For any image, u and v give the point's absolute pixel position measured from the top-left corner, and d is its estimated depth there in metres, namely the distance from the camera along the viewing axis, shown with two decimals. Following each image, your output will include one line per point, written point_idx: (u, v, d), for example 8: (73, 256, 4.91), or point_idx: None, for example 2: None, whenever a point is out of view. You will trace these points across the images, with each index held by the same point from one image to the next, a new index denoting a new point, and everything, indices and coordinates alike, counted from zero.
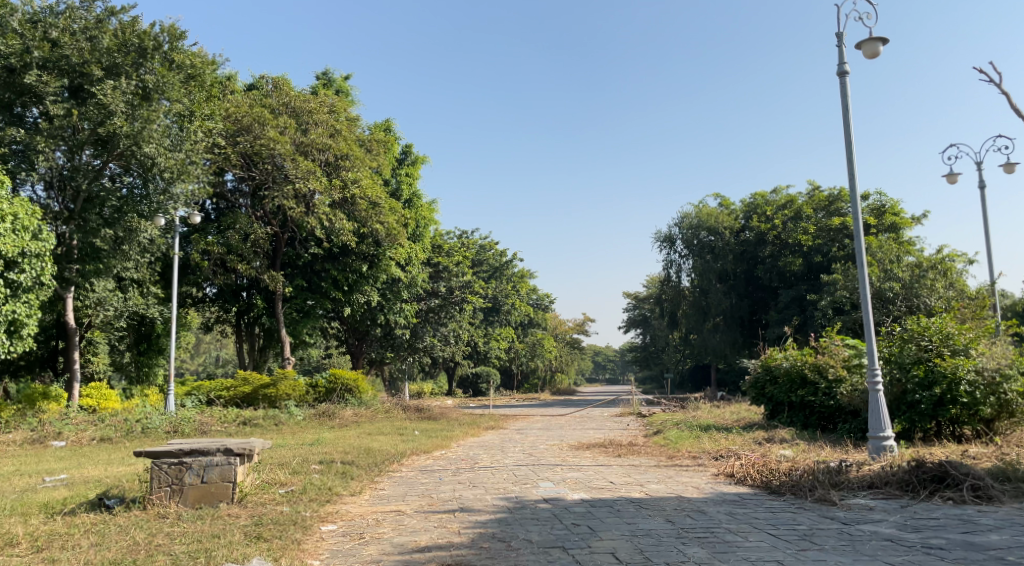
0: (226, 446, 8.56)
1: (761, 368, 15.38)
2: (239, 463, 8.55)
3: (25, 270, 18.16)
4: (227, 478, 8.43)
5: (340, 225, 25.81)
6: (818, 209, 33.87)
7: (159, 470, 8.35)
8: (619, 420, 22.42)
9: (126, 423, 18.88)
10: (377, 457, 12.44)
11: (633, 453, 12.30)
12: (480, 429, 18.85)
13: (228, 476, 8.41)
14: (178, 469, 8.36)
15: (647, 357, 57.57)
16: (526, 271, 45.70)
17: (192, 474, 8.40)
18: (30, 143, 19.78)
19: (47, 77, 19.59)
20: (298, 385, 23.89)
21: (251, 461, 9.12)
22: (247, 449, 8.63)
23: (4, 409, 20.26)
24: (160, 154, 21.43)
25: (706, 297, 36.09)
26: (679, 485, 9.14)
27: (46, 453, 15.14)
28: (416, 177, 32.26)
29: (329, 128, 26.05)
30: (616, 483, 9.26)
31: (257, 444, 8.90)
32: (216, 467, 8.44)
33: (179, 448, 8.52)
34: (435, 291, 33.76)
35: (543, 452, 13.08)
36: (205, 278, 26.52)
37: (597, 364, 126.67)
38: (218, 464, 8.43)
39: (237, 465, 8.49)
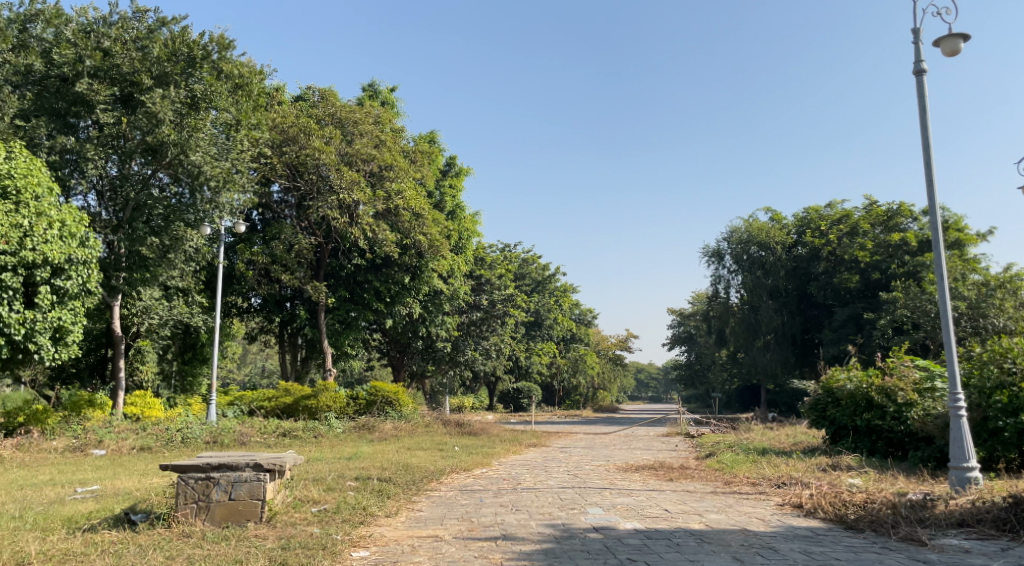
0: (256, 461, 8.08)
1: (822, 389, 14.58)
2: (268, 479, 8.11)
3: (71, 277, 18.03)
4: (255, 495, 8.02)
5: (383, 236, 25.57)
6: (876, 224, 32.76)
7: (186, 485, 7.95)
8: (667, 441, 21.64)
9: (167, 432, 18.66)
10: (415, 474, 11.94)
11: (686, 477, 11.59)
12: (522, 447, 18.27)
13: (257, 493, 7.99)
14: (205, 484, 7.95)
15: (692, 376, 56.43)
16: (569, 285, 45.07)
17: (219, 490, 7.98)
18: (80, 151, 19.85)
19: (98, 86, 19.66)
20: (339, 396, 23.51)
21: (283, 476, 8.68)
22: (277, 464, 8.15)
23: (50, 415, 20.18)
24: (207, 162, 21.35)
25: (756, 314, 35.10)
26: (743, 517, 8.45)
27: (84, 462, 14.95)
28: (460, 188, 31.97)
29: (374, 139, 25.89)
30: (673, 512, 8.60)
31: (290, 457, 8.43)
32: (244, 484, 8.00)
33: (206, 461, 8.11)
34: (477, 304, 33.37)
35: (589, 474, 12.44)
36: (249, 288, 26.42)
37: (640, 382, 125.17)
38: (247, 480, 7.99)
39: (267, 482, 8.06)
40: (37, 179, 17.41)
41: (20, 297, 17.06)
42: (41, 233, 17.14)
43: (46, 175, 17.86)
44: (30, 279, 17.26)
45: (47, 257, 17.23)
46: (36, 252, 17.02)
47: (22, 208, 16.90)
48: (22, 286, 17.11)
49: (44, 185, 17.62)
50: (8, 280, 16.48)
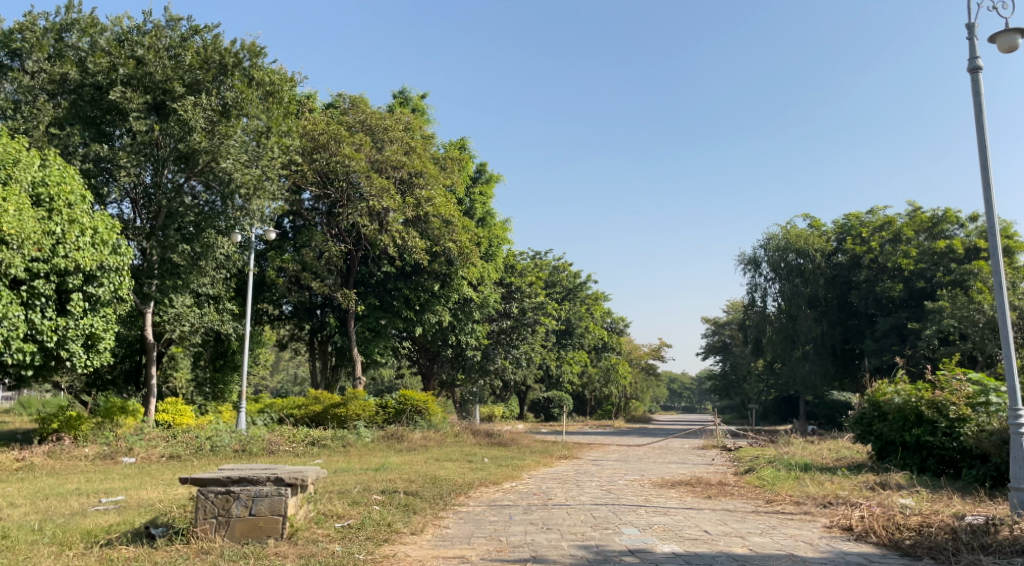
0: (277, 475, 7.85)
1: (869, 402, 14.29)
2: (291, 494, 7.87)
3: (104, 284, 17.99)
4: (277, 511, 7.77)
5: (413, 243, 25.40)
6: (919, 231, 32.09)
7: (205, 499, 7.75)
8: (702, 454, 21.15)
9: (197, 440, 18.54)
10: (444, 487, 11.63)
11: (725, 496, 11.16)
12: (553, 459, 17.87)
13: (278, 509, 7.74)
14: (225, 499, 7.73)
15: (726, 387, 55.59)
16: (600, 294, 44.57)
17: (240, 505, 7.75)
18: (113, 159, 19.90)
19: (132, 94, 19.70)
20: (368, 405, 23.27)
21: (306, 490, 8.44)
22: (299, 479, 7.91)
23: (83, 421, 20.16)
24: (237, 170, 21.22)
25: (795, 323, 34.37)
26: (789, 541, 8.02)
27: (113, 470, 14.87)
28: (490, 195, 31.72)
29: (405, 145, 25.75)
30: (714, 534, 8.20)
31: (312, 471, 8.18)
32: (265, 498, 7.77)
33: (226, 475, 7.90)
34: (507, 312, 33.06)
35: (623, 489, 12.04)
36: (280, 295, 26.39)
37: (673, 392, 123.83)
38: (268, 495, 7.76)
39: (289, 497, 7.81)
40: (70, 187, 17.34)
41: (53, 303, 17.08)
42: (73, 240, 17.07)
43: (79, 182, 17.80)
44: (63, 285, 17.22)
45: (79, 264, 17.15)
46: (69, 259, 16.96)
47: (56, 215, 16.81)
48: (55, 293, 17.10)
49: (77, 193, 17.54)
50: (40, 288, 16.43)
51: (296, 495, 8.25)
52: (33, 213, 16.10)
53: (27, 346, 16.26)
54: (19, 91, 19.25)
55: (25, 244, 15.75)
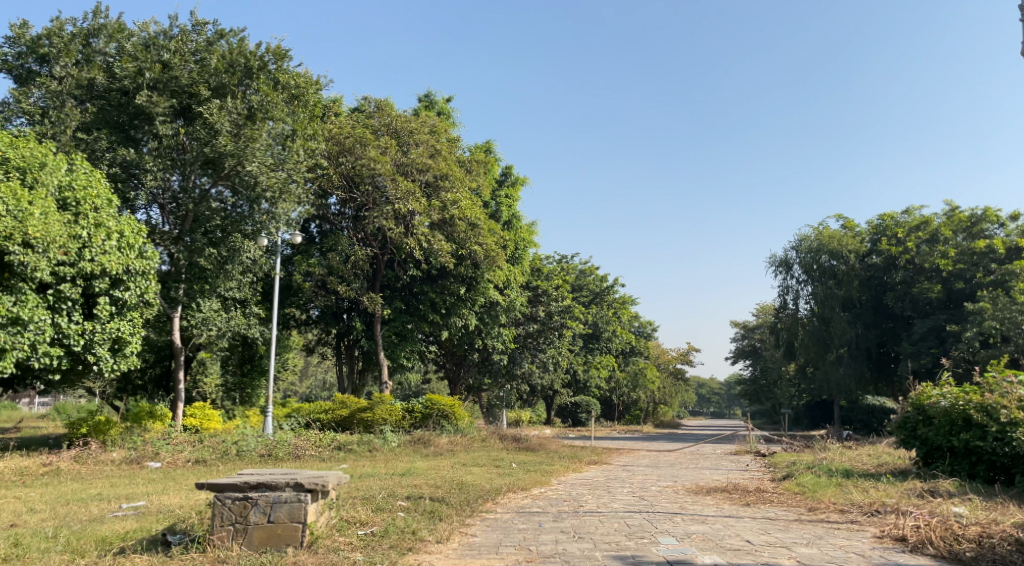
0: (296, 480, 7.58)
1: (913, 406, 13.84)
2: (311, 500, 7.60)
3: (130, 288, 17.71)
4: (296, 518, 7.50)
5: (438, 246, 25.17)
6: (958, 231, 31.47)
7: (222, 506, 7.50)
8: (736, 460, 20.63)
9: (223, 444, 18.41)
10: (470, 493, 11.31)
11: (765, 504, 10.71)
12: (583, 464, 17.49)
13: (298, 515, 7.47)
14: (243, 505, 7.47)
15: (756, 392, 54.74)
16: (628, 297, 44.03)
17: (258, 512, 7.48)
18: (139, 162, 19.80)
19: (158, 98, 19.50)
20: (395, 409, 23.05)
21: (327, 496, 8.16)
22: (319, 484, 7.64)
23: (112, 426, 20.11)
24: (263, 173, 21.01)
25: (829, 326, 33.62)
26: (839, 553, 7.60)
27: (138, 475, 14.71)
28: (516, 198, 31.42)
29: (430, 148, 25.56)
30: (758, 545, 7.80)
31: (333, 476, 7.89)
32: (285, 505, 7.50)
33: (243, 480, 7.66)
34: (534, 316, 32.73)
35: (656, 496, 11.64)
36: (306, 300, 26.26)
37: (702, 398, 122.47)
38: (287, 502, 7.49)
39: (309, 503, 7.54)
40: (96, 191, 17.20)
41: (79, 308, 16.87)
42: (99, 244, 16.82)
43: (105, 186, 17.68)
44: (90, 289, 17.00)
45: (105, 268, 16.87)
46: (94, 263, 16.69)
47: (82, 219, 16.67)
48: (81, 297, 16.91)
49: (103, 197, 17.38)
50: (66, 292, 16.26)
51: (317, 501, 7.99)
52: (59, 217, 15.94)
53: (53, 350, 16.10)
54: (47, 96, 19.24)
55: (50, 248, 15.53)
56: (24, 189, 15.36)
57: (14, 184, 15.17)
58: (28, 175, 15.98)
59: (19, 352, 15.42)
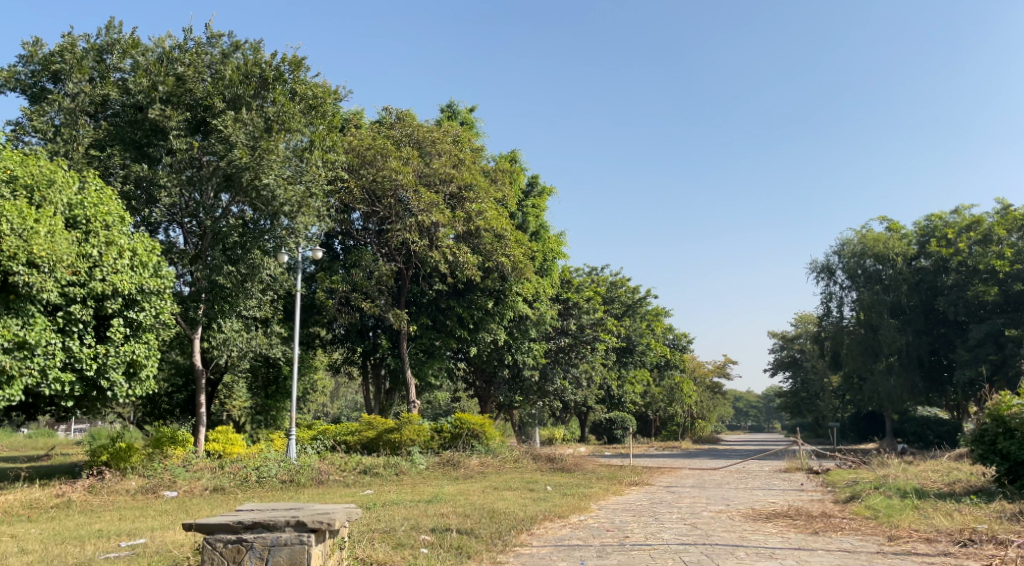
0: (297, 520, 6.91)
1: (991, 417, 13.36)
2: (315, 544, 6.90)
3: (145, 309, 16.43)
4: (297, 564, 6.79)
5: (465, 259, 24.26)
6: (1012, 230, 30.18)
7: (213, 550, 6.85)
8: (787, 478, 19.37)
9: (243, 470, 17.46)
10: (502, 523, 10.23)
11: (836, 534, 9.60)
12: (622, 485, 16.34)
13: (298, 560, 6.77)
14: (236, 549, 6.83)
15: (796, 404, 53.18)
16: (661, 309, 42.56)
17: (254, 556, 6.81)
18: (153, 179, 18.29)
19: (171, 111, 18.16)
20: (423, 429, 22.03)
21: (336, 535, 7.42)
22: (324, 522, 6.94)
23: (133, 453, 19.24)
24: (280, 187, 19.47)
25: (876, 334, 32.23)
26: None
27: (150, 506, 13.75)
28: (544, 208, 30.47)
29: (453, 158, 24.65)
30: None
31: (341, 514, 7.18)
32: (284, 548, 6.82)
33: (238, 521, 7.02)
34: (565, 329, 31.77)
35: (709, 524, 10.52)
36: (330, 317, 25.37)
37: (738, 410, 120.26)
38: (286, 544, 6.81)
39: (312, 546, 6.84)
40: (108, 208, 16.02)
41: (91, 330, 15.73)
42: (110, 263, 15.60)
43: (118, 203, 16.48)
44: (102, 311, 15.78)
45: (116, 288, 15.64)
46: (106, 283, 15.50)
47: (92, 237, 15.51)
48: (92, 320, 15.67)
49: (115, 214, 16.18)
50: (77, 314, 15.11)
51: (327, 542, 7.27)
52: (67, 235, 14.92)
53: (64, 376, 15.06)
54: (60, 114, 17.76)
55: (57, 267, 14.56)
56: (30, 207, 14.44)
57: (20, 202, 14.24)
58: (36, 193, 14.95)
59: (29, 379, 14.48)
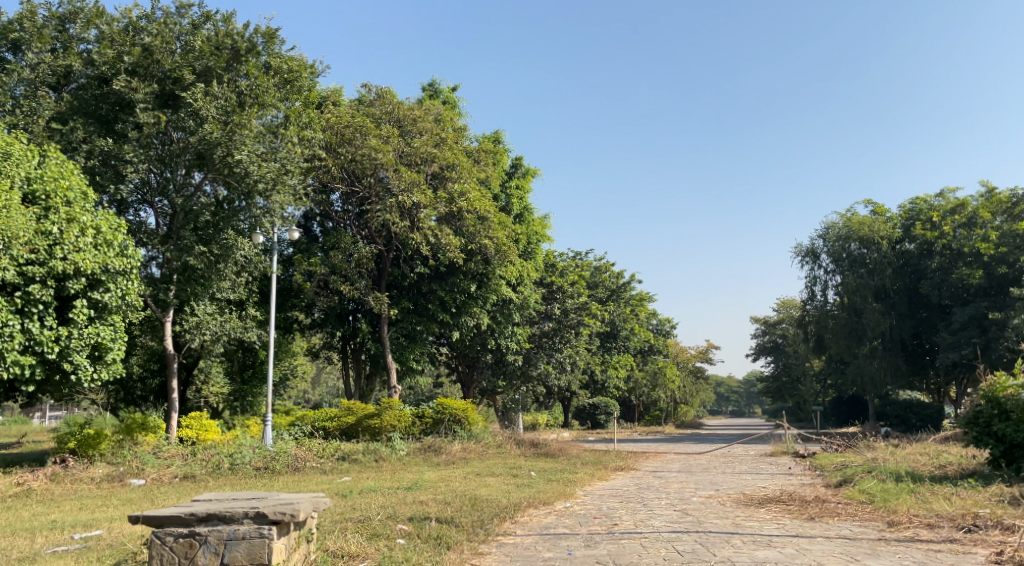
0: (257, 512, 6.53)
1: (986, 399, 13.04)
2: (276, 536, 6.51)
3: (110, 289, 15.70)
4: (257, 558, 6.41)
5: (447, 240, 23.68)
6: (997, 212, 30.00)
7: (164, 547, 6.47)
8: (775, 463, 19.06)
9: (216, 457, 16.81)
10: (484, 511, 9.72)
11: (834, 520, 9.17)
12: (608, 471, 15.89)
13: (258, 555, 6.38)
14: (189, 544, 6.44)
15: (779, 389, 53.21)
16: (645, 293, 42.16)
17: (209, 552, 6.43)
18: (118, 153, 17.32)
19: (137, 83, 17.28)
20: (404, 415, 21.49)
21: (301, 527, 7.01)
22: (286, 514, 6.55)
23: (102, 440, 18.55)
24: (253, 163, 18.69)
25: (860, 317, 32.06)
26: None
27: (115, 495, 13.11)
28: (528, 190, 29.89)
29: (435, 136, 24.01)
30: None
31: (305, 504, 6.78)
32: (242, 543, 6.44)
33: (191, 514, 6.62)
34: (549, 314, 31.28)
35: (700, 510, 10.06)
36: (308, 301, 24.67)
37: (720, 396, 120.68)
38: (245, 538, 6.43)
39: (273, 540, 6.45)
40: (69, 183, 15.24)
41: (52, 312, 14.92)
42: (72, 240, 14.82)
43: (80, 178, 15.66)
44: (64, 291, 15.01)
45: (78, 267, 14.89)
46: (67, 262, 14.74)
47: (52, 213, 14.70)
48: (54, 300, 14.90)
49: (76, 189, 15.37)
50: (36, 294, 14.29)
51: (292, 534, 6.88)
52: (24, 211, 14.14)
53: (24, 359, 14.29)
54: (22, 85, 17.06)
55: (13, 245, 13.79)
56: None
57: None
58: None
59: None
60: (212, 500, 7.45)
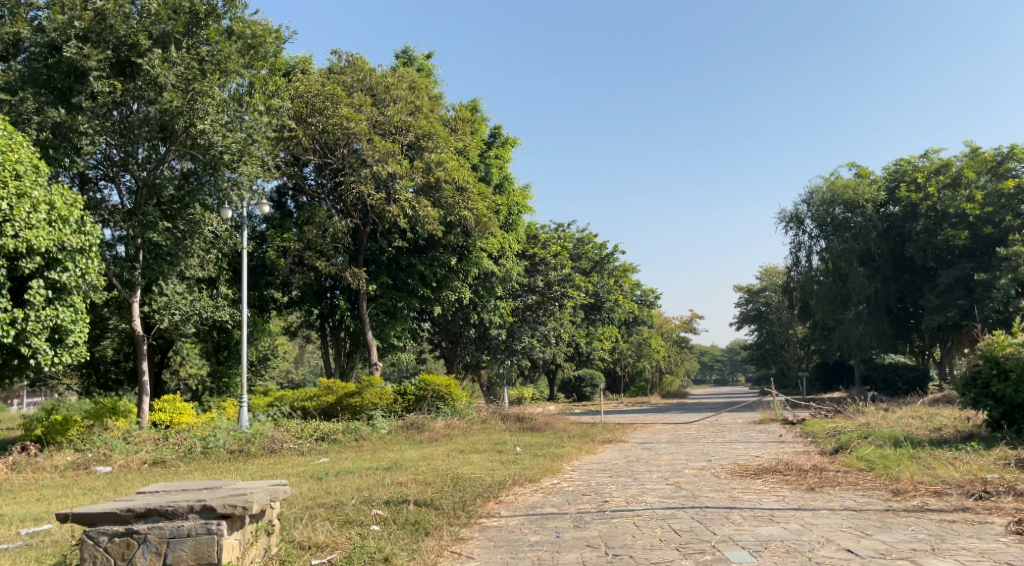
0: (203, 505, 6.07)
1: (984, 359, 12.62)
2: (226, 533, 6.04)
3: (68, 269, 14.94)
4: (204, 558, 5.97)
5: (425, 213, 22.95)
6: (982, 172, 29.63)
7: (97, 548, 6.03)
8: (765, 430, 18.68)
9: (188, 441, 16.11)
10: (465, 492, 9.14)
11: (836, 491, 8.68)
12: (595, 444, 15.38)
13: (205, 553, 5.93)
14: (125, 545, 6.01)
15: (763, 356, 53.07)
16: (629, 264, 41.62)
17: (149, 553, 6.00)
18: (71, 125, 16.44)
19: (89, 50, 16.33)
20: (386, 392, 20.87)
21: (256, 521, 6.55)
22: (235, 507, 6.10)
23: (70, 426, 17.82)
24: (218, 134, 17.87)
25: (845, 283, 31.75)
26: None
27: (77, 484, 12.44)
28: (507, 159, 29.13)
29: (409, 104, 23.15)
30: (874, 559, 5.60)
31: (258, 495, 6.32)
32: (187, 541, 5.99)
33: (128, 510, 6.12)
34: (532, 287, 30.64)
35: (694, 484, 9.52)
36: (283, 278, 23.83)
37: (704, 366, 121.17)
38: (190, 535, 5.99)
39: (222, 536, 6.00)
40: (18, 156, 14.24)
41: (6, 293, 14.07)
42: (22, 217, 13.95)
43: (30, 151, 14.68)
44: (17, 272, 14.20)
45: (31, 245, 14.05)
46: (18, 240, 13.89)
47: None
48: (7, 281, 14.10)
49: (27, 162, 14.40)
50: None
51: (247, 528, 6.42)
52: None
53: None
54: None
55: None
56: None
57: None
58: None
59: None
60: (159, 493, 6.96)
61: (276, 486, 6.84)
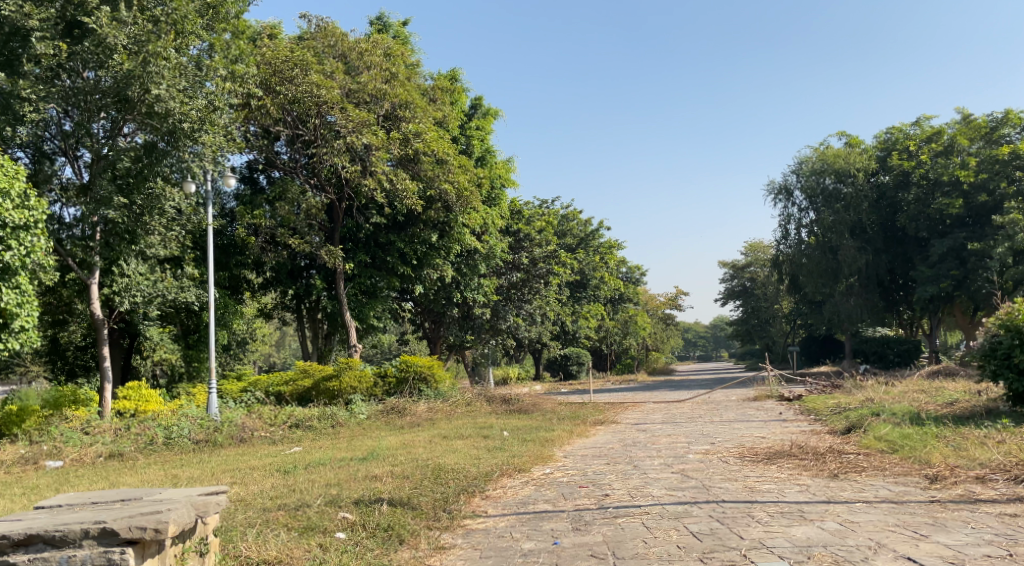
0: (106, 529, 5.17)
1: (1006, 329, 11.71)
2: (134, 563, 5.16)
3: (12, 248, 13.73)
4: None
5: (403, 186, 21.79)
6: (975, 138, 28.70)
7: None
8: (764, 408, 17.80)
9: (150, 431, 14.97)
10: (447, 486, 8.09)
11: (865, 478, 7.76)
12: (588, 426, 14.36)
13: None
14: None
15: (750, 332, 52.47)
16: (615, 239, 40.58)
17: None
18: (14, 91, 15.10)
19: (29, 8, 14.95)
20: (365, 375, 19.73)
21: (183, 540, 5.64)
22: (148, 529, 5.19)
23: (27, 417, 16.59)
24: (175, 100, 16.55)
25: (837, 254, 30.93)
26: None
27: (19, 483, 11.26)
28: (489, 131, 27.94)
29: (384, 72, 21.86)
30: None
31: (176, 512, 5.39)
32: None
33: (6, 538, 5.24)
34: (517, 264, 29.60)
35: (703, 471, 8.54)
36: (254, 258, 22.56)
37: (689, 343, 121.09)
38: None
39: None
40: None
41: None
42: None
43: None
44: None
45: None
46: None
47: None
48: None
49: None
50: None
51: (170, 550, 5.52)
52: None
53: None
54: None
55: None
56: None
57: None
58: None
59: None
60: (70, 507, 6.05)
61: (209, 498, 5.98)
